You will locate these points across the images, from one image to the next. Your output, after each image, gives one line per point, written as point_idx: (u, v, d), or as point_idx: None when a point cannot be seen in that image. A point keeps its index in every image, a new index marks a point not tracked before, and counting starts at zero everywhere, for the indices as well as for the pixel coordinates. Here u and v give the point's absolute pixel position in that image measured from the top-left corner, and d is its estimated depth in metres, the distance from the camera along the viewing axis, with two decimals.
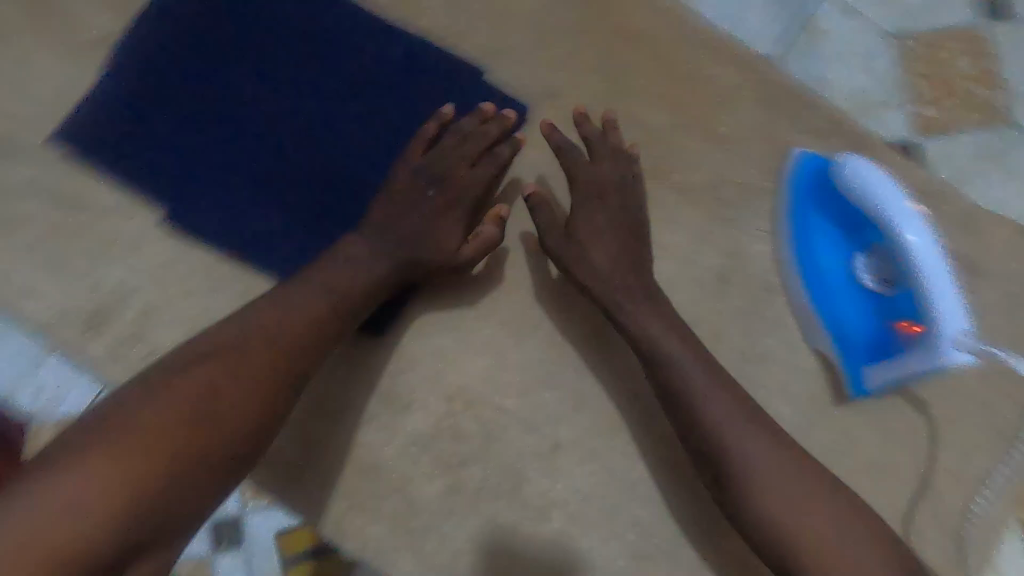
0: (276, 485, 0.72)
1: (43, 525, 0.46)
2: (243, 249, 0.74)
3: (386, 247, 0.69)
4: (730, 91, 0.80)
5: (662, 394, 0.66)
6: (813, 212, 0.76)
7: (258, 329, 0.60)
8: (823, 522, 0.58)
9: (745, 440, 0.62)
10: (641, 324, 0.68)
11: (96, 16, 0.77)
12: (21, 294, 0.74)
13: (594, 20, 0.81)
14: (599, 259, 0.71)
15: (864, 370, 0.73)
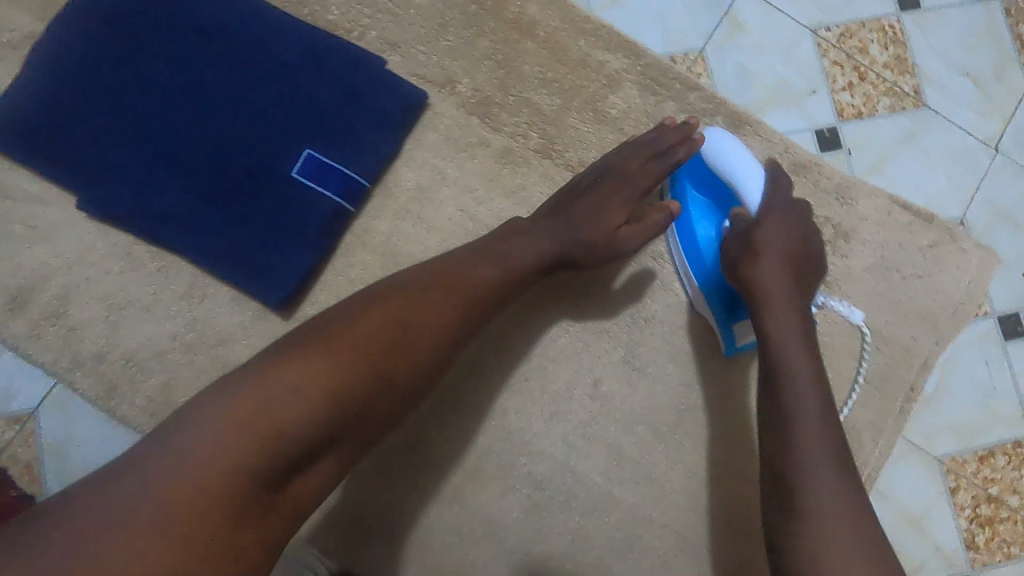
0: (394, 449, 0.81)
1: (267, 412, 0.53)
2: (157, 230, 0.79)
3: (560, 231, 0.74)
4: (613, 77, 0.87)
5: (763, 360, 0.67)
6: (687, 181, 0.78)
7: (457, 280, 0.67)
8: (844, 530, 0.57)
9: (816, 431, 0.62)
10: (767, 301, 0.68)
11: (16, 15, 0.82)
12: None
13: (489, 12, 0.87)
14: (774, 254, 0.69)
15: (734, 328, 0.77)
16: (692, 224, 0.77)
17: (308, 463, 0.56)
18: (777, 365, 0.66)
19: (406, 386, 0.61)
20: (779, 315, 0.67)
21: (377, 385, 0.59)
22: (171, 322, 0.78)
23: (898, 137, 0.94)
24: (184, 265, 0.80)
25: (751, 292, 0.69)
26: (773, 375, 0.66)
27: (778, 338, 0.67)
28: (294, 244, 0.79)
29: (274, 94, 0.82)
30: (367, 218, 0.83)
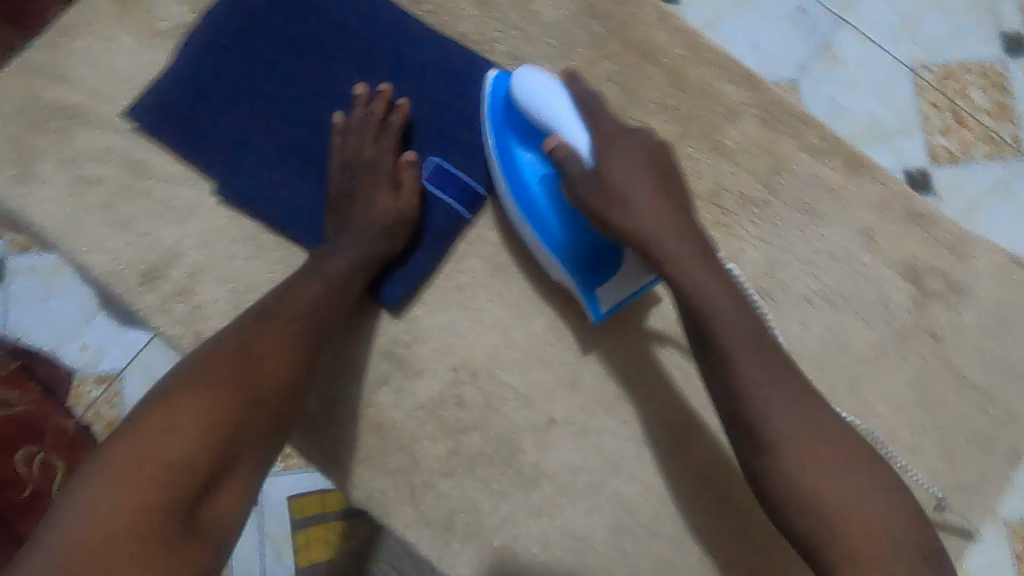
0: (482, 461, 0.80)
1: (150, 456, 0.57)
2: (284, 218, 0.82)
3: (365, 240, 0.77)
4: (732, 108, 0.87)
5: (694, 331, 0.66)
6: (513, 138, 0.78)
7: (265, 308, 0.71)
8: (834, 465, 0.60)
9: (765, 383, 0.62)
10: (676, 257, 0.68)
11: (171, 6, 0.87)
12: (86, 247, 0.83)
13: (614, 37, 0.89)
14: (644, 199, 0.70)
15: (596, 292, 0.78)
16: (522, 182, 0.78)
17: (219, 478, 0.60)
18: (704, 331, 0.65)
19: (280, 386, 0.67)
20: (669, 262, 0.68)
21: (249, 399, 0.64)
22: None
23: (987, 185, 1.02)
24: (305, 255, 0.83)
25: (647, 250, 0.69)
26: (708, 349, 0.65)
27: (682, 287, 0.67)
28: (409, 244, 0.82)
29: (406, 102, 0.86)
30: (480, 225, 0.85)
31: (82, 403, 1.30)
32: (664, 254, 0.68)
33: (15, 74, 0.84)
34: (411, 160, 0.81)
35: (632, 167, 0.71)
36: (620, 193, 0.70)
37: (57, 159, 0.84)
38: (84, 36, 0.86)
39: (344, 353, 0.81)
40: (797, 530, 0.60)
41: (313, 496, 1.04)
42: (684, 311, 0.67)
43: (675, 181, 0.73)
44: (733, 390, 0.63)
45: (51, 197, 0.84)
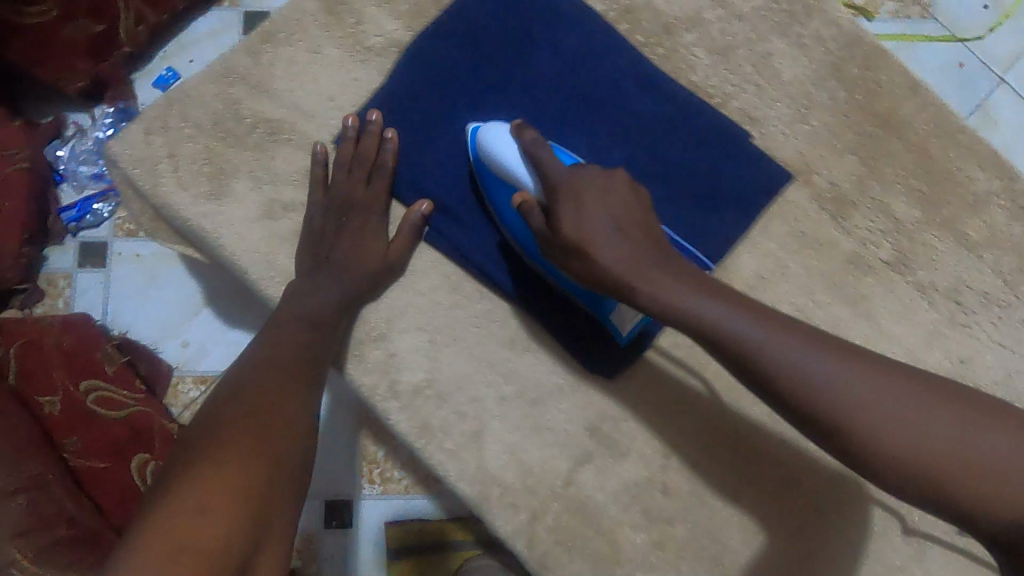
0: (686, 558, 0.74)
1: (194, 539, 0.51)
2: (494, 273, 0.76)
3: (319, 279, 0.73)
4: (981, 197, 0.79)
5: (721, 352, 0.60)
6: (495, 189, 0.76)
7: (263, 360, 0.67)
8: (874, 391, 0.55)
9: (786, 349, 0.57)
10: (656, 292, 0.62)
11: (385, 20, 0.79)
12: (275, 278, 0.76)
13: (858, 104, 0.81)
14: (601, 235, 0.65)
15: (613, 316, 0.72)
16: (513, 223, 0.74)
17: (261, 542, 0.54)
18: (722, 344, 0.59)
19: (296, 449, 0.62)
20: (659, 298, 0.62)
21: (276, 461, 0.59)
22: (488, 371, 0.76)
23: None
24: (511, 313, 0.77)
25: (636, 296, 0.64)
26: (740, 366, 0.59)
27: (687, 313, 0.61)
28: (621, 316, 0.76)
29: (630, 157, 0.79)
30: None
31: (180, 401, 1.27)
32: (644, 294, 0.63)
33: (215, 81, 0.77)
34: (418, 212, 0.76)
35: (580, 197, 0.66)
36: (590, 242, 0.65)
37: (252, 180, 0.77)
38: (291, 45, 0.78)
39: (548, 425, 0.75)
40: (892, 479, 0.54)
41: (408, 524, 1.06)
42: (698, 336, 0.61)
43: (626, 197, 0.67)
44: (769, 382, 0.57)
45: (243, 220, 0.76)
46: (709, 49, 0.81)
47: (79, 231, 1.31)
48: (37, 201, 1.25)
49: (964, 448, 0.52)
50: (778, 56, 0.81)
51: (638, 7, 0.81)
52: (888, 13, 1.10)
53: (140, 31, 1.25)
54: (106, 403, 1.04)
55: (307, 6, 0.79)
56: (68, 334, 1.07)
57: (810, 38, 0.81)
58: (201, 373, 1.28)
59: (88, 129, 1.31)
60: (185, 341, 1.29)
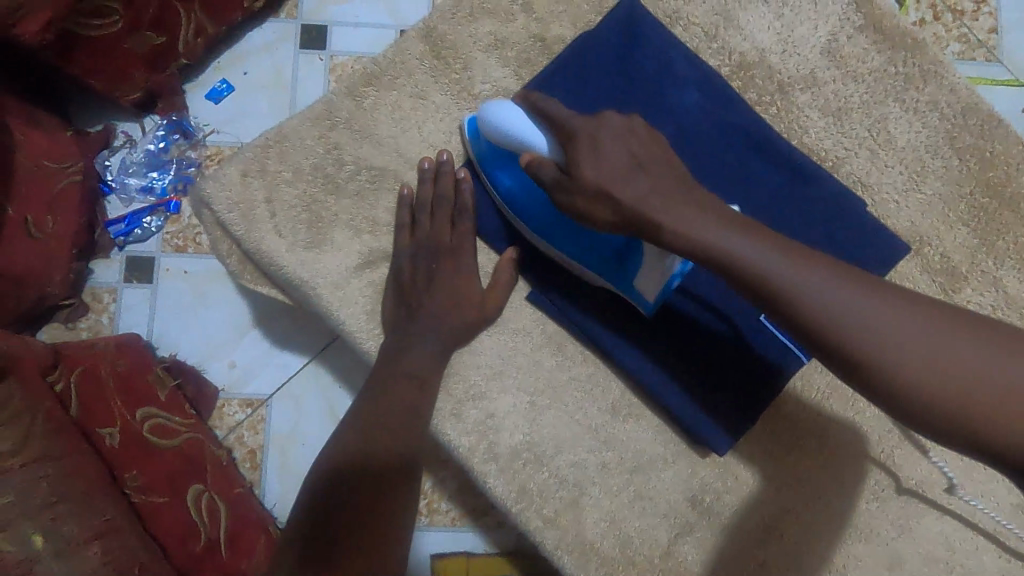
0: None
1: None
2: (602, 338, 0.73)
3: (417, 329, 0.70)
4: None
5: (745, 287, 0.54)
6: (495, 164, 0.71)
7: (365, 422, 0.65)
8: (903, 323, 0.49)
9: (810, 279, 0.51)
10: (680, 229, 0.56)
11: (495, 68, 0.77)
12: (375, 331, 0.73)
13: (973, 172, 0.79)
14: (618, 177, 0.59)
15: (636, 285, 0.67)
16: (523, 206, 0.70)
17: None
18: (744, 277, 0.53)
19: (390, 514, 0.61)
20: (685, 233, 0.56)
21: (345, 524, 0.60)
22: (589, 436, 0.74)
23: None
24: (614, 377, 0.75)
25: (658, 232, 0.57)
26: (763, 303, 0.53)
27: (710, 249, 0.55)
28: (729, 389, 0.72)
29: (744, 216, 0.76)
30: (807, 368, 0.76)
31: (226, 427, 1.10)
32: (668, 231, 0.57)
33: (318, 123, 0.75)
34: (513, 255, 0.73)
35: (597, 139, 0.60)
36: (611, 185, 0.59)
37: (352, 228, 0.74)
38: (398, 89, 0.76)
39: (649, 494, 0.73)
40: (925, 421, 0.48)
41: (454, 557, 0.94)
42: (723, 273, 0.55)
43: (644, 136, 0.62)
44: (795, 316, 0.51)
45: (341, 269, 0.74)
46: (822, 110, 0.79)
47: (127, 245, 1.13)
48: (86, 214, 1.07)
49: (992, 375, 0.46)
50: (892, 121, 0.79)
51: (752, 63, 0.80)
52: (957, 53, 1.04)
53: (198, 44, 1.08)
54: (160, 432, 0.99)
55: (416, 51, 0.77)
56: (123, 359, 1.02)
57: (924, 103, 0.79)
58: (248, 397, 1.11)
59: (141, 137, 1.13)
60: (232, 362, 1.12)
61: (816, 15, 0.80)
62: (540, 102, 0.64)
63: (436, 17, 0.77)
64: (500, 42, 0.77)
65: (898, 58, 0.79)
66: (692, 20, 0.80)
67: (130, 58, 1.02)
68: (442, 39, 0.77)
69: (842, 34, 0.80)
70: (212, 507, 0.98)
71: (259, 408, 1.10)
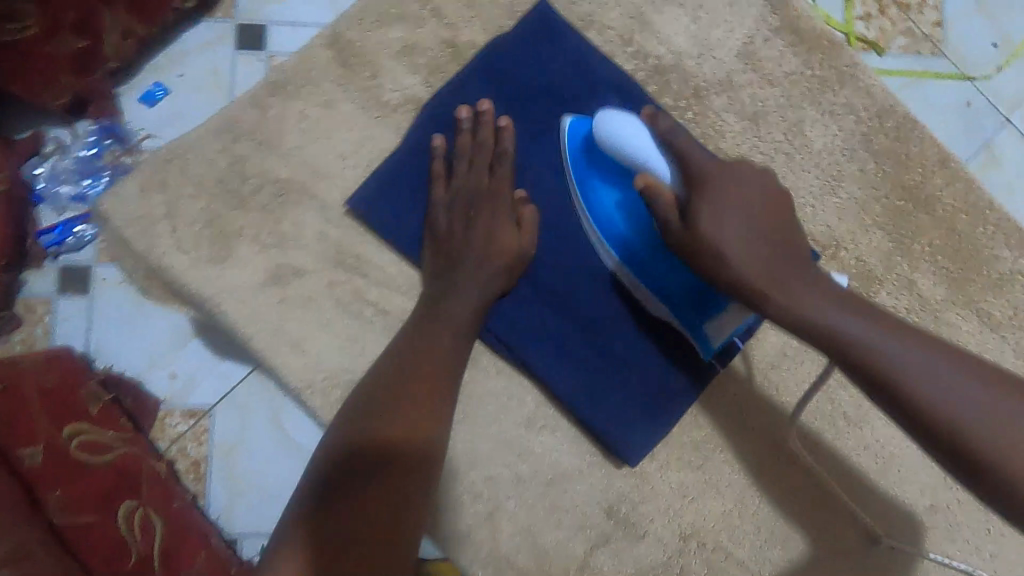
0: None
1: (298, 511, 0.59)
2: (517, 345, 0.72)
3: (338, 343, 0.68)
4: (1005, 276, 0.79)
5: (843, 362, 0.57)
6: (596, 177, 0.70)
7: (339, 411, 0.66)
8: (1016, 416, 0.50)
9: (914, 360, 0.53)
10: (784, 301, 0.59)
11: (405, 76, 0.75)
12: (285, 348, 0.71)
13: (888, 175, 0.79)
14: (738, 236, 0.61)
15: (706, 326, 0.69)
16: (611, 225, 0.70)
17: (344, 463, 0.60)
18: (850, 356, 0.56)
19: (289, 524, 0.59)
20: (789, 305, 0.59)
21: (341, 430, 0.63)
22: (504, 449, 0.73)
23: None
24: (531, 389, 0.74)
25: (763, 302, 0.60)
26: (866, 380, 0.55)
27: (812, 323, 0.58)
28: (645, 389, 0.72)
29: None
30: (726, 377, 0.75)
31: (166, 440, 0.93)
32: (771, 302, 0.60)
33: (220, 136, 0.73)
34: (432, 247, 0.71)
35: (723, 190, 0.62)
36: (725, 240, 0.61)
37: (258, 243, 0.72)
38: (305, 98, 0.74)
39: (564, 506, 0.73)
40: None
41: None
42: (821, 345, 0.58)
43: (766, 192, 0.64)
44: (898, 397, 0.53)
45: (249, 287, 0.72)
46: (739, 114, 0.79)
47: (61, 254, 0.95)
48: (13, 227, 0.89)
49: None
50: (809, 124, 0.79)
51: (668, 67, 0.78)
52: (900, 48, 0.98)
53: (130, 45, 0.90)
54: (93, 449, 0.85)
55: (323, 59, 0.74)
56: (52, 374, 0.87)
57: (841, 106, 0.79)
58: (191, 409, 0.94)
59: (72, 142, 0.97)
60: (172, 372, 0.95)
61: (732, 18, 0.79)
62: (670, 132, 0.63)
63: (343, 23, 0.75)
64: (410, 49, 0.75)
65: (815, 61, 0.79)
66: (606, 24, 0.78)
67: (50, 61, 0.83)
68: (349, 46, 0.75)
69: (760, 37, 0.79)
70: (146, 525, 0.84)
71: (203, 419, 0.94)
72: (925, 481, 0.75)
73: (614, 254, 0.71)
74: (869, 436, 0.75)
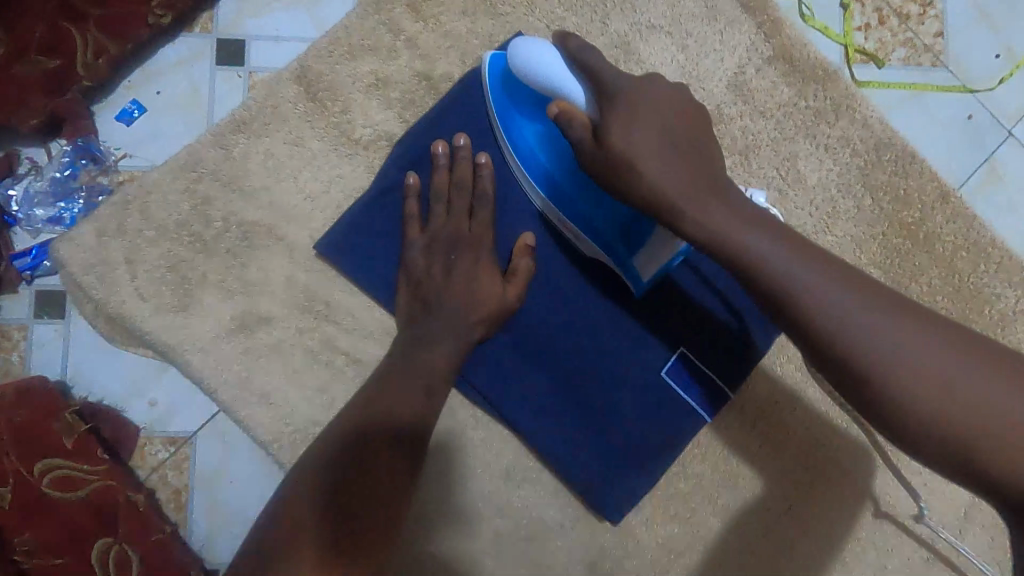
0: None
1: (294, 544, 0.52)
2: (495, 395, 0.69)
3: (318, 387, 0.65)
4: (1006, 316, 0.76)
5: (750, 283, 0.52)
6: (516, 112, 0.67)
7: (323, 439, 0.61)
8: (925, 345, 0.45)
9: (824, 285, 0.49)
10: (700, 220, 0.54)
11: (377, 111, 0.72)
12: (252, 400, 0.68)
13: (884, 210, 0.75)
14: (656, 155, 0.56)
15: (634, 263, 0.66)
16: (534, 159, 0.67)
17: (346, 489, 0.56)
18: (759, 279, 0.51)
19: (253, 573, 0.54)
20: (706, 227, 0.54)
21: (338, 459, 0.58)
22: (481, 504, 0.70)
23: None
24: (510, 440, 0.70)
25: (678, 223, 0.55)
26: (776, 306, 0.50)
27: (725, 243, 0.53)
28: (629, 440, 0.69)
29: None
30: (715, 425, 0.72)
31: (146, 468, 0.81)
32: (684, 221, 0.55)
33: (182, 176, 0.69)
34: (404, 294, 0.67)
35: (636, 106, 0.57)
36: (640, 159, 0.56)
37: (223, 289, 0.69)
38: (272, 135, 0.70)
39: (546, 561, 0.70)
40: (929, 451, 0.45)
41: None
42: (734, 270, 0.53)
43: (688, 113, 0.58)
44: (804, 320, 0.49)
45: (214, 335, 0.68)
46: (729, 148, 0.75)
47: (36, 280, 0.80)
48: None
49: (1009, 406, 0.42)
50: (802, 158, 0.75)
51: None
52: (901, 58, 0.88)
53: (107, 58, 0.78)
54: (63, 484, 0.76)
55: (291, 93, 0.71)
56: (21, 407, 0.76)
57: (836, 138, 0.75)
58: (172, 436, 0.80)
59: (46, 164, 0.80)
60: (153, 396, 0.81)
61: (721, 46, 0.75)
62: (581, 52, 0.58)
63: (312, 56, 0.71)
64: (382, 83, 0.72)
65: (808, 91, 0.75)
66: None
67: (17, 83, 0.75)
68: (318, 80, 0.71)
69: (750, 65, 0.75)
70: (122, 559, 0.76)
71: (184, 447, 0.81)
72: (922, 533, 0.72)
73: (539, 188, 0.68)
74: (865, 485, 0.72)
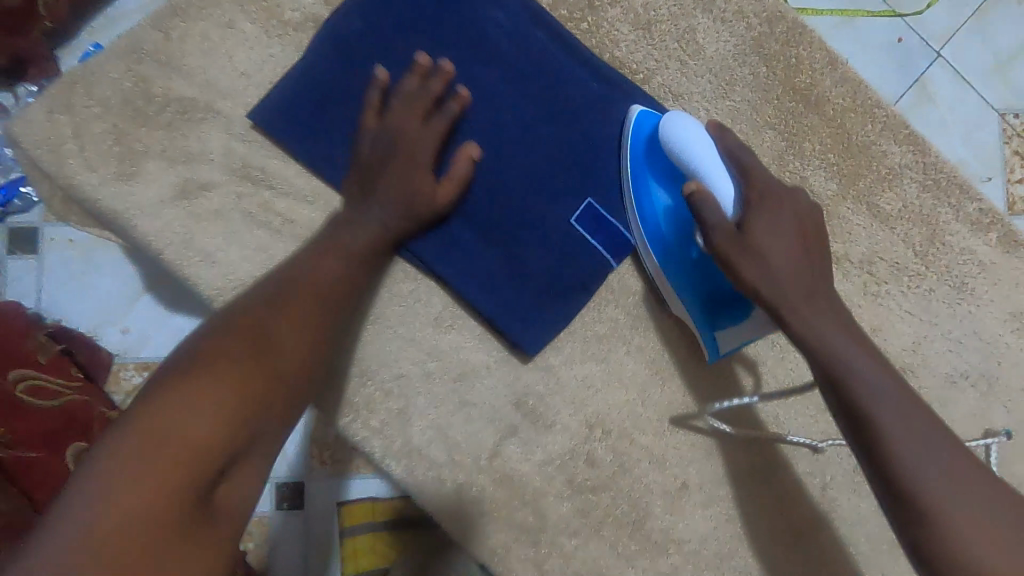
0: (609, 520, 0.76)
1: (219, 358, 0.55)
2: (419, 248, 0.75)
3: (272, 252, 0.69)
4: (894, 170, 0.83)
5: (820, 364, 0.62)
6: (651, 176, 0.74)
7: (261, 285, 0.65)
8: (948, 468, 0.56)
9: (886, 391, 0.59)
10: (796, 309, 0.64)
11: None
12: (196, 259, 0.74)
13: (777, 78, 0.82)
14: (774, 245, 0.65)
15: (717, 332, 0.74)
16: (650, 221, 0.74)
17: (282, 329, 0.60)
18: (836, 364, 0.61)
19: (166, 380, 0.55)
20: (802, 316, 0.64)
21: (281, 297, 0.63)
22: (412, 349, 0.76)
23: None
24: (436, 292, 0.77)
25: (774, 301, 0.65)
26: (837, 388, 0.60)
27: (811, 333, 0.63)
28: (546, 288, 0.76)
29: (571, 135, 0.78)
30: (625, 275, 0.79)
31: (123, 392, 1.01)
32: (781, 302, 0.64)
33: (123, 58, 0.75)
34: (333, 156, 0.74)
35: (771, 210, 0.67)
36: (767, 251, 0.65)
37: (165, 158, 0.75)
38: (206, 19, 0.76)
39: (473, 399, 0.76)
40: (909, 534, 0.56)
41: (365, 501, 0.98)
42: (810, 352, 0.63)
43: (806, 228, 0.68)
44: (863, 407, 0.58)
45: (157, 201, 0.74)
46: (633, 24, 0.82)
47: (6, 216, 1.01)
48: None
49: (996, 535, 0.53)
50: (701, 31, 0.82)
51: None
52: None
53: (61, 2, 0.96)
54: (40, 392, 0.87)
55: None
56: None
57: (732, 13, 0.82)
58: (145, 360, 1.02)
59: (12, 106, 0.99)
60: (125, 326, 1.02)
61: None
62: None
63: None
64: None
65: None
66: None
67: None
68: None
69: None
70: None
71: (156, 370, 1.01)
72: None
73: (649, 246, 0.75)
74: None
